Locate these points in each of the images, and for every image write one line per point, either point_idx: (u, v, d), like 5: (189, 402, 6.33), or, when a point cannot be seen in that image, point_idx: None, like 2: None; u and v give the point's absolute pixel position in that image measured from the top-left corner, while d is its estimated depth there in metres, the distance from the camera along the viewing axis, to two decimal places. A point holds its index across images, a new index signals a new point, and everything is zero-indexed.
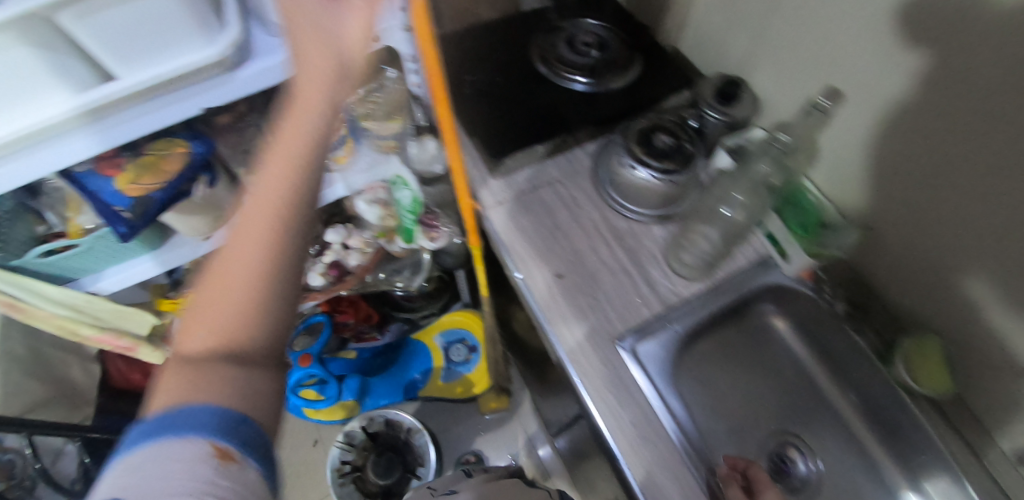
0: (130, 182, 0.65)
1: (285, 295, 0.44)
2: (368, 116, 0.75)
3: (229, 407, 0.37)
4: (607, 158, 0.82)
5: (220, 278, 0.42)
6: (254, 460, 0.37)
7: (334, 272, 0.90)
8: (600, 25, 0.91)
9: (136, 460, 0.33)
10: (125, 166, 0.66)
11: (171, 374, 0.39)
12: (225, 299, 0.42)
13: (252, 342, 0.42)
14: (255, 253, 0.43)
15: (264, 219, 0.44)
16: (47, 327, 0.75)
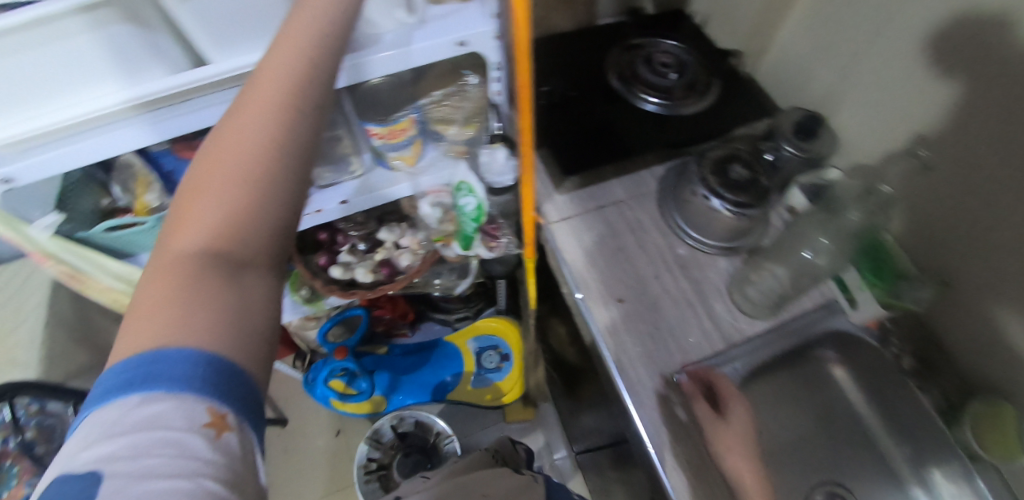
0: None
1: (282, 191, 0.42)
2: (442, 119, 0.75)
3: (224, 356, 0.35)
4: (678, 184, 0.79)
5: (212, 172, 0.41)
6: (246, 421, 0.35)
7: (385, 270, 0.89)
8: (680, 47, 0.91)
9: (123, 414, 0.32)
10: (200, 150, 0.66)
11: (165, 276, 0.37)
12: (218, 190, 0.40)
13: (249, 245, 0.40)
14: (250, 149, 0.42)
15: (262, 114, 0.43)
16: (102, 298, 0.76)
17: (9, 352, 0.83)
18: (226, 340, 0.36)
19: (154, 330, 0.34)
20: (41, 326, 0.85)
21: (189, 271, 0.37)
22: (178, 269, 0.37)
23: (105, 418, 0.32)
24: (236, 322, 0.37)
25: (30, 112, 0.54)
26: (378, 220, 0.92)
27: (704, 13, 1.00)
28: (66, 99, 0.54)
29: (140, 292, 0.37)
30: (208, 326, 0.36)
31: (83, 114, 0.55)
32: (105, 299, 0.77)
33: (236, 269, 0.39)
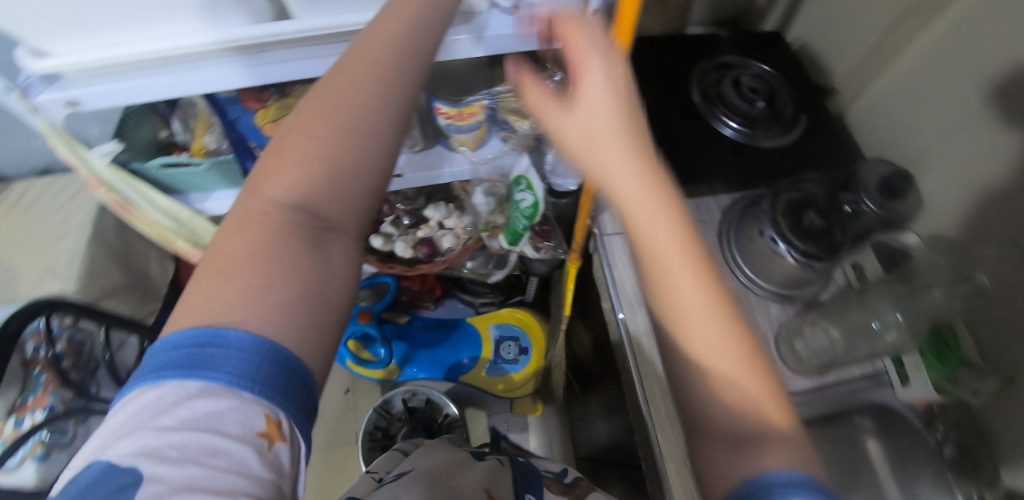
0: (269, 121, 0.63)
1: (379, 153, 0.41)
2: (514, 109, 0.71)
3: (287, 354, 0.34)
4: (745, 219, 0.75)
5: (311, 126, 0.39)
6: (296, 428, 0.34)
7: (424, 249, 0.86)
8: (771, 73, 0.86)
9: (174, 406, 0.31)
10: (268, 104, 0.64)
11: (249, 227, 0.37)
12: (314, 141, 0.39)
13: (336, 206, 0.39)
14: (353, 107, 0.40)
15: (373, 66, 0.40)
16: (146, 228, 0.76)
17: (50, 263, 0.84)
18: (296, 330, 0.35)
19: (223, 309, 0.33)
20: (84, 242, 0.86)
21: (271, 231, 0.37)
22: (263, 224, 0.37)
23: (156, 401, 0.31)
24: (314, 294, 0.37)
25: (102, 40, 0.52)
26: (426, 197, 0.90)
27: (804, 37, 0.92)
28: (136, 31, 0.52)
29: (221, 239, 0.37)
30: (288, 301, 0.35)
31: (151, 51, 0.53)
32: (150, 231, 0.77)
33: (317, 233, 0.39)
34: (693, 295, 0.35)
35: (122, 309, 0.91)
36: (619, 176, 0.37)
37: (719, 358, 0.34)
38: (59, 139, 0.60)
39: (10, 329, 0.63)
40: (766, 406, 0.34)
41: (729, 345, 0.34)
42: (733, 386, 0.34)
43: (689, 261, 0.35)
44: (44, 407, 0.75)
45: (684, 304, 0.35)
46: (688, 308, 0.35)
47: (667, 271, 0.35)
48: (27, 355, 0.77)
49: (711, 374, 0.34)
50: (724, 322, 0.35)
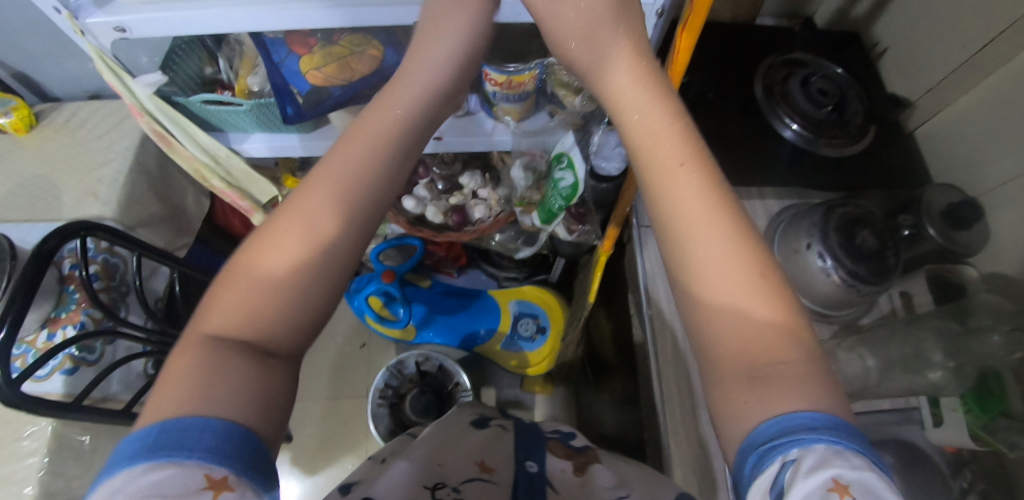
0: (312, 67, 0.61)
1: (325, 278, 0.40)
2: (566, 84, 0.68)
3: (233, 419, 0.33)
4: (794, 228, 0.71)
5: (262, 256, 0.39)
6: (250, 480, 0.31)
7: (455, 217, 0.86)
8: (846, 76, 0.77)
9: (125, 485, 0.30)
10: (314, 49, 0.61)
11: (186, 354, 0.36)
12: (260, 272, 0.39)
13: (276, 329, 0.38)
14: (305, 229, 0.41)
15: (320, 201, 0.42)
16: (185, 164, 0.76)
17: (92, 185, 0.86)
18: (243, 405, 0.34)
19: (172, 406, 0.33)
20: (125, 170, 0.88)
21: (208, 351, 0.35)
22: (202, 346, 0.36)
23: (107, 489, 0.30)
24: (259, 399, 0.35)
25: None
26: (463, 163, 0.87)
27: (885, 41, 0.82)
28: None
29: (167, 367, 0.36)
30: (231, 396, 0.34)
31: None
32: (187, 166, 0.77)
33: (260, 357, 0.37)
34: (700, 208, 0.38)
35: (155, 238, 0.93)
36: (632, 108, 0.42)
37: (728, 267, 0.36)
38: (102, 61, 0.59)
39: (48, 246, 0.65)
40: (775, 316, 0.35)
41: (739, 253, 0.36)
42: (736, 293, 0.36)
43: (694, 176, 0.39)
44: (75, 324, 0.77)
45: (691, 215, 0.38)
46: (695, 219, 0.37)
47: (674, 188, 0.39)
48: (64, 271, 0.79)
49: (719, 279, 0.36)
50: (732, 232, 0.37)
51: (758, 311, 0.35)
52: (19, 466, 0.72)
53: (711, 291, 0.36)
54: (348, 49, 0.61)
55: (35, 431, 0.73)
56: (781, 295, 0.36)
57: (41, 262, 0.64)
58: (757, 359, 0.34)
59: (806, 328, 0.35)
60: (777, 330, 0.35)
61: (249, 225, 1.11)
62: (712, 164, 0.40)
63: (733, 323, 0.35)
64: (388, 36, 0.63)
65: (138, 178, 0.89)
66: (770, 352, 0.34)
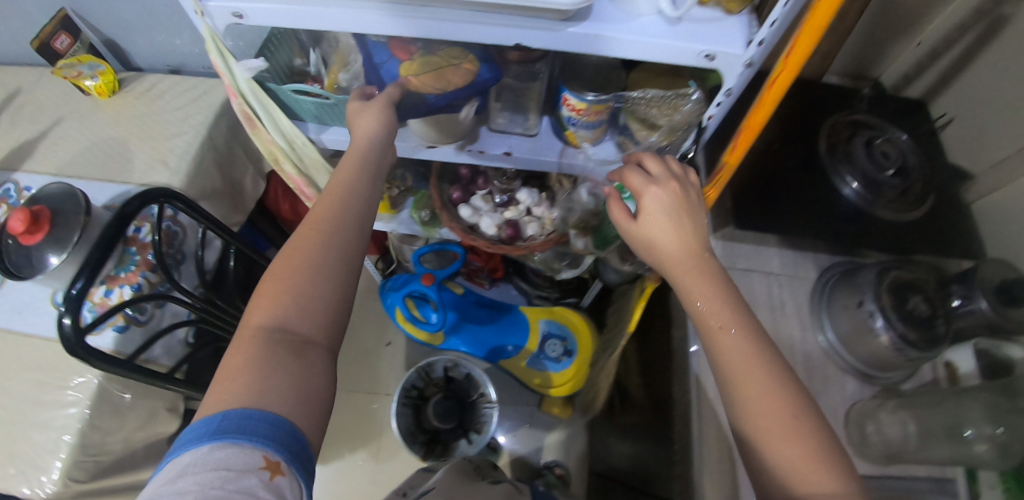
0: (411, 73, 0.63)
1: (335, 283, 0.51)
2: (642, 118, 0.70)
3: (280, 415, 0.43)
4: (845, 285, 0.72)
5: (285, 269, 0.50)
6: (291, 468, 0.41)
7: (508, 230, 0.88)
8: (909, 144, 0.77)
9: (195, 460, 0.39)
10: (413, 56, 0.64)
11: (243, 350, 0.46)
12: (278, 285, 0.49)
13: (306, 326, 0.49)
14: (308, 249, 0.51)
15: (319, 221, 0.53)
16: (261, 146, 0.79)
17: (164, 154, 0.89)
18: (290, 401, 0.45)
19: (233, 400, 0.43)
20: (197, 143, 0.91)
21: (255, 351, 0.46)
22: (254, 345, 0.46)
23: (183, 462, 0.39)
24: (302, 397, 0.46)
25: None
26: (523, 180, 0.90)
27: (954, 112, 0.82)
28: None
29: (217, 380, 0.45)
30: (275, 388, 0.45)
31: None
32: (263, 147, 0.80)
33: (297, 349, 0.48)
34: (750, 362, 0.48)
35: (214, 212, 0.97)
36: (668, 239, 0.53)
37: (773, 408, 0.46)
38: (214, 45, 0.63)
39: (129, 208, 0.68)
40: (807, 447, 0.44)
41: (784, 398, 0.46)
42: (765, 387, 0.46)
43: (738, 330, 0.49)
44: (132, 285, 0.80)
45: (739, 366, 0.48)
46: (744, 368, 0.47)
47: (725, 343, 0.49)
48: (129, 233, 0.82)
49: (768, 419, 0.45)
50: (779, 383, 0.47)
51: (796, 446, 0.44)
52: (60, 414, 0.74)
53: (757, 428, 0.46)
54: (446, 62, 0.64)
55: (80, 383, 0.75)
56: (816, 433, 0.45)
57: (121, 221, 0.67)
58: (800, 476, 0.43)
59: (839, 460, 0.44)
60: (811, 462, 0.43)
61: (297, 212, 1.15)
62: (746, 315, 0.50)
63: (782, 455, 0.44)
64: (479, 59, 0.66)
65: (207, 152, 0.92)
66: (812, 474, 0.43)
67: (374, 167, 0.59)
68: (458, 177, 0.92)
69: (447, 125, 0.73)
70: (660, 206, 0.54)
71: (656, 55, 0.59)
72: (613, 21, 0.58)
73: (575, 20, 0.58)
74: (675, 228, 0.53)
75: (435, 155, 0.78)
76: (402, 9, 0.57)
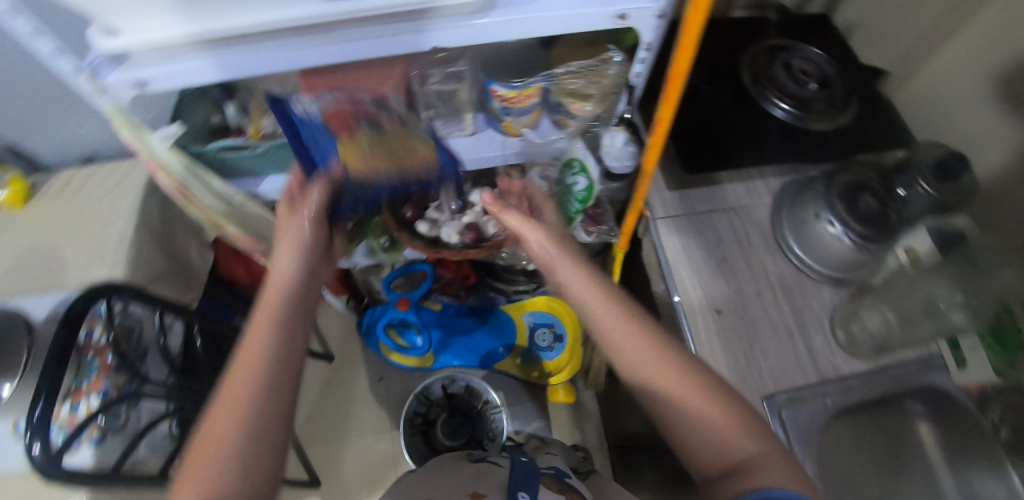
0: (352, 155, 0.67)
1: (274, 415, 0.48)
2: (570, 92, 0.71)
3: None
4: (798, 200, 0.75)
5: (220, 416, 0.46)
6: None
7: (470, 234, 0.88)
8: (824, 58, 0.83)
9: None
10: (354, 136, 0.66)
11: None
12: (217, 436, 0.45)
13: (250, 478, 0.45)
14: (241, 384, 0.48)
15: (250, 351, 0.50)
16: (198, 214, 0.74)
17: (99, 247, 0.85)
18: None
19: None
20: (131, 228, 0.86)
21: None
22: None
23: None
24: None
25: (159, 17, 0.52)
26: (473, 182, 0.90)
27: (854, 22, 0.88)
28: (202, 15, 0.52)
29: None
30: None
31: (218, 30, 0.53)
32: (200, 216, 0.75)
33: None
34: (659, 356, 0.52)
35: (168, 295, 0.92)
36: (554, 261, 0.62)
37: (691, 393, 0.49)
38: (124, 122, 0.60)
39: (74, 312, 0.64)
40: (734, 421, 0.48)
41: (697, 381, 0.50)
42: (679, 374, 0.50)
43: (638, 331, 0.54)
44: (98, 392, 0.75)
45: (650, 364, 0.52)
46: (654, 365, 0.51)
47: (630, 342, 0.54)
48: (81, 340, 0.77)
49: (693, 402, 0.49)
50: (692, 367, 0.51)
51: (722, 420, 0.48)
52: None
53: (683, 415, 0.49)
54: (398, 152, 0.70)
55: None
56: (727, 402, 0.49)
57: (73, 327, 0.63)
58: (732, 444, 0.47)
59: (756, 423, 0.48)
60: (743, 432, 0.47)
61: (255, 272, 1.12)
62: (642, 316, 0.56)
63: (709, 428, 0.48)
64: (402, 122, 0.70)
65: (145, 235, 0.88)
66: (739, 439, 0.47)
67: (304, 281, 0.59)
68: None
69: None
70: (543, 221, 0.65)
71: (571, 27, 0.60)
72: (522, 4, 0.59)
73: (486, 11, 0.58)
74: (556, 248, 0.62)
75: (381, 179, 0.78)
76: (291, 43, 0.57)
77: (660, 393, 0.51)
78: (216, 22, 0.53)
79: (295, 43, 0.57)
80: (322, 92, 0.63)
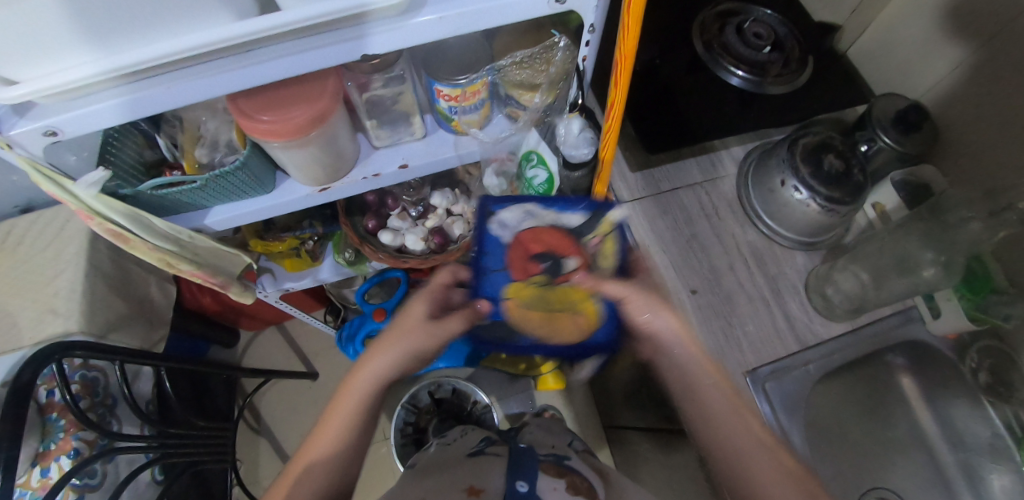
0: (517, 309, 0.61)
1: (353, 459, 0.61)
2: (518, 83, 0.68)
3: None
4: (765, 167, 0.73)
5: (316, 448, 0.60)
6: None
7: (436, 239, 0.85)
8: (777, 18, 0.81)
9: None
10: (534, 288, 0.60)
11: None
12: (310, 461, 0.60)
13: None
14: (339, 427, 0.60)
15: (343, 417, 0.60)
16: (145, 258, 0.70)
17: (49, 301, 0.80)
18: None
19: None
20: (80, 276, 0.82)
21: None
22: None
23: None
24: None
25: (68, 57, 0.48)
26: (432, 185, 0.88)
27: None
28: (94, 53, 0.48)
29: None
30: None
31: (119, 68, 0.48)
32: (150, 260, 0.70)
33: None
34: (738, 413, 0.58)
35: (131, 339, 0.88)
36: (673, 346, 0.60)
37: (793, 492, 0.53)
38: (38, 173, 0.55)
39: (23, 379, 0.60)
40: None
41: (803, 487, 0.53)
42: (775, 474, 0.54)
43: (741, 419, 0.57)
44: (69, 452, 0.72)
45: (747, 448, 0.56)
46: (751, 454, 0.56)
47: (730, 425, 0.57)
48: (42, 400, 0.74)
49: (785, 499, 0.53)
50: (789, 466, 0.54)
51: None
52: None
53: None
54: (560, 303, 0.61)
55: None
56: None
57: (20, 394, 0.59)
58: None
59: None
60: None
61: (222, 300, 1.09)
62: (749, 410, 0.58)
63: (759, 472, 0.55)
64: (592, 206, 0.63)
65: (97, 280, 0.84)
66: None
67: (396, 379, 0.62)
68: (367, 205, 0.87)
69: (331, 159, 0.69)
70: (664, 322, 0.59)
71: (508, 17, 0.57)
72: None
73: (416, 10, 0.54)
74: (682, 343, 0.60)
75: (334, 195, 0.74)
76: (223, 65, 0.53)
77: (757, 483, 0.54)
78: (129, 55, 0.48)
79: (211, 68, 0.52)
80: (249, 111, 0.60)
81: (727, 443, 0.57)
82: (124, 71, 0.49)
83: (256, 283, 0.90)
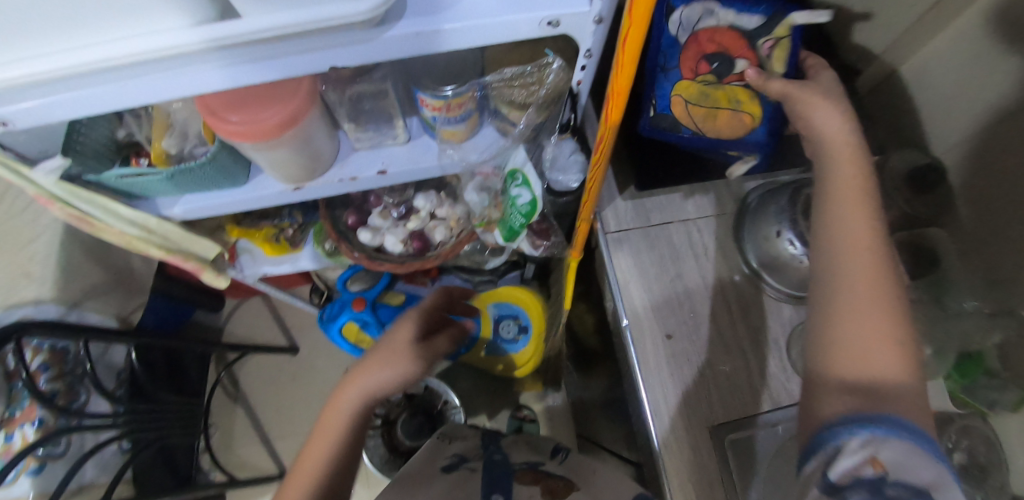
0: (685, 99, 0.65)
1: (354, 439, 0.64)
2: (509, 101, 0.63)
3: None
4: (763, 212, 0.68)
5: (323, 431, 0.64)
6: None
7: (416, 243, 0.83)
8: None
9: None
10: (703, 76, 0.64)
11: None
12: (311, 456, 0.62)
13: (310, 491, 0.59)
14: (344, 409, 0.66)
15: (347, 403, 0.65)
16: (113, 241, 0.68)
17: (22, 265, 0.79)
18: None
19: None
20: (56, 243, 0.81)
21: None
22: None
23: None
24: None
25: (20, 51, 0.44)
26: (416, 186, 0.85)
27: None
28: (42, 47, 0.45)
29: None
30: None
31: (64, 66, 0.45)
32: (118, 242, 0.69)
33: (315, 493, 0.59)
34: (869, 286, 0.48)
35: (105, 307, 0.88)
36: (839, 147, 0.53)
37: (878, 326, 0.46)
38: None
39: None
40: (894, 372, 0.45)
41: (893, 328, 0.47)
42: (863, 304, 0.47)
43: (863, 220, 0.50)
44: (34, 421, 0.73)
45: (864, 267, 0.48)
46: (861, 265, 0.49)
47: (858, 231, 0.50)
48: (8, 367, 0.74)
49: (869, 316, 0.46)
50: (888, 303, 0.47)
51: (883, 341, 0.46)
52: None
53: (857, 318, 0.47)
54: (725, 102, 0.65)
55: None
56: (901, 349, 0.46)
57: None
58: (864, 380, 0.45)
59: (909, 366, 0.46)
60: (885, 355, 0.45)
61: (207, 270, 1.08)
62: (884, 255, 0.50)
63: (860, 331, 0.46)
64: (771, 12, 0.61)
65: (73, 249, 0.83)
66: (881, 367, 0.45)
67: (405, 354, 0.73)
68: (350, 199, 0.85)
69: (305, 161, 0.66)
70: (839, 124, 0.53)
71: (494, 36, 0.52)
72: (432, 13, 0.50)
73: (392, 22, 0.50)
74: (846, 142, 0.53)
75: (308, 194, 0.72)
76: (193, 63, 0.49)
77: (848, 285, 0.48)
78: (88, 52, 0.45)
79: (168, 68, 0.49)
80: (215, 107, 0.57)
81: (840, 247, 0.50)
82: (72, 69, 0.45)
83: (235, 264, 0.89)
